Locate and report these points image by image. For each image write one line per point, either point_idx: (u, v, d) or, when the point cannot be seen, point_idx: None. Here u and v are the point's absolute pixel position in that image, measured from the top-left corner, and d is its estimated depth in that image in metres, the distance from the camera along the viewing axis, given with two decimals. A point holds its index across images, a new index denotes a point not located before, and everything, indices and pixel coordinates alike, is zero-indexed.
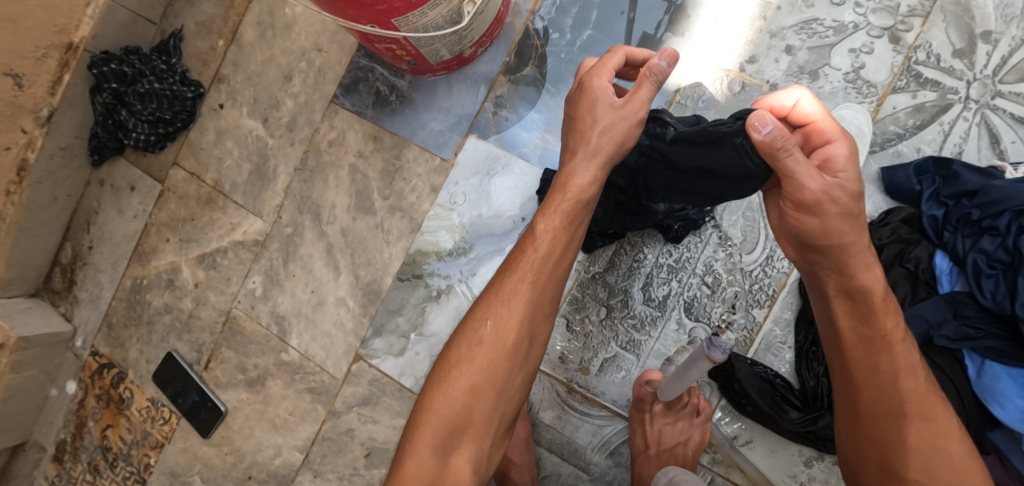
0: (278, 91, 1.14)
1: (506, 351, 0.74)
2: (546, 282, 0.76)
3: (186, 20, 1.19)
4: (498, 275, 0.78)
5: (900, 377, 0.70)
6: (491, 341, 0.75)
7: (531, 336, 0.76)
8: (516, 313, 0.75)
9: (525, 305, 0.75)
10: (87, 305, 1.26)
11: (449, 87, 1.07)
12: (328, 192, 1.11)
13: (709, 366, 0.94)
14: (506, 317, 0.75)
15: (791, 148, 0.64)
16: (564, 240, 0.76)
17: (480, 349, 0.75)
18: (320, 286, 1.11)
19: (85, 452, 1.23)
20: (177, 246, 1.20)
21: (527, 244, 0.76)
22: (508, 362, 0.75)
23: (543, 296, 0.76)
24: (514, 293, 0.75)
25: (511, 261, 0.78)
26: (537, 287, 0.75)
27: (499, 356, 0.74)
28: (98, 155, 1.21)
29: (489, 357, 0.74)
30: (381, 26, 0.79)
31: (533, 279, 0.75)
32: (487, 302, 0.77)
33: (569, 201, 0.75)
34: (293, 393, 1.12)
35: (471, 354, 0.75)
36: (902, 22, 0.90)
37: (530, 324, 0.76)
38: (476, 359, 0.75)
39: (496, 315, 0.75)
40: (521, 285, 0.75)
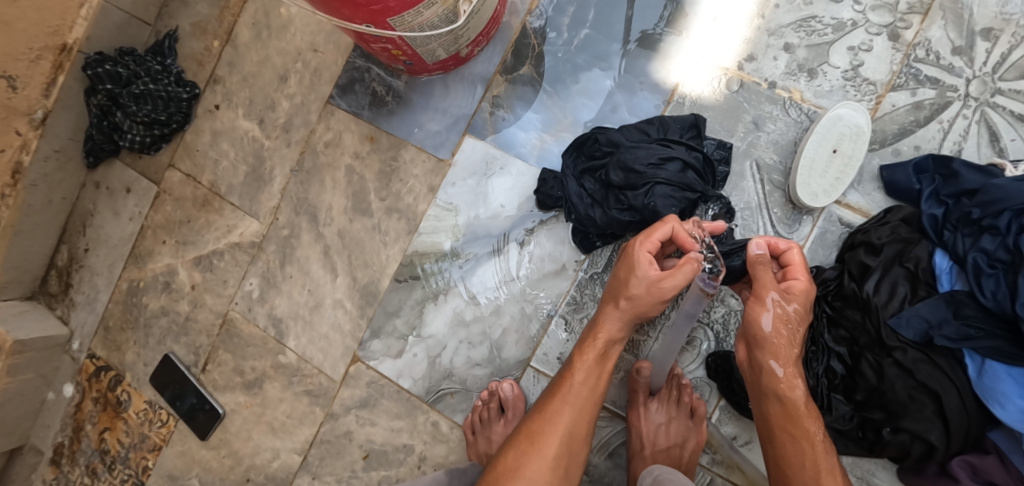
0: (274, 92, 1.14)
1: (552, 462, 0.81)
2: (587, 405, 0.85)
3: (181, 20, 1.19)
4: (544, 398, 0.87)
5: (794, 458, 0.77)
6: (537, 451, 0.82)
7: (571, 453, 0.83)
8: (560, 423, 0.83)
9: (569, 423, 0.83)
10: (84, 308, 1.25)
11: (445, 87, 1.06)
12: (325, 193, 1.10)
13: (708, 366, 0.93)
14: (552, 434, 0.82)
15: (762, 272, 0.80)
16: (600, 371, 0.86)
17: (529, 460, 0.81)
18: (318, 288, 1.11)
19: (82, 456, 1.23)
20: (174, 248, 1.19)
21: (573, 372, 0.86)
22: (554, 474, 0.81)
23: (584, 413, 0.84)
24: (558, 412, 0.83)
25: (552, 389, 0.87)
26: (581, 409, 0.84)
27: (545, 467, 0.81)
28: (93, 157, 1.20)
29: (538, 467, 0.81)
30: (376, 26, 0.78)
31: (578, 403, 0.84)
32: (535, 419, 0.85)
33: (603, 340, 0.86)
34: (291, 396, 1.11)
35: (520, 465, 0.81)
36: (901, 19, 0.89)
37: (572, 440, 0.83)
38: (527, 468, 0.81)
39: (544, 431, 0.83)
40: (565, 406, 0.84)
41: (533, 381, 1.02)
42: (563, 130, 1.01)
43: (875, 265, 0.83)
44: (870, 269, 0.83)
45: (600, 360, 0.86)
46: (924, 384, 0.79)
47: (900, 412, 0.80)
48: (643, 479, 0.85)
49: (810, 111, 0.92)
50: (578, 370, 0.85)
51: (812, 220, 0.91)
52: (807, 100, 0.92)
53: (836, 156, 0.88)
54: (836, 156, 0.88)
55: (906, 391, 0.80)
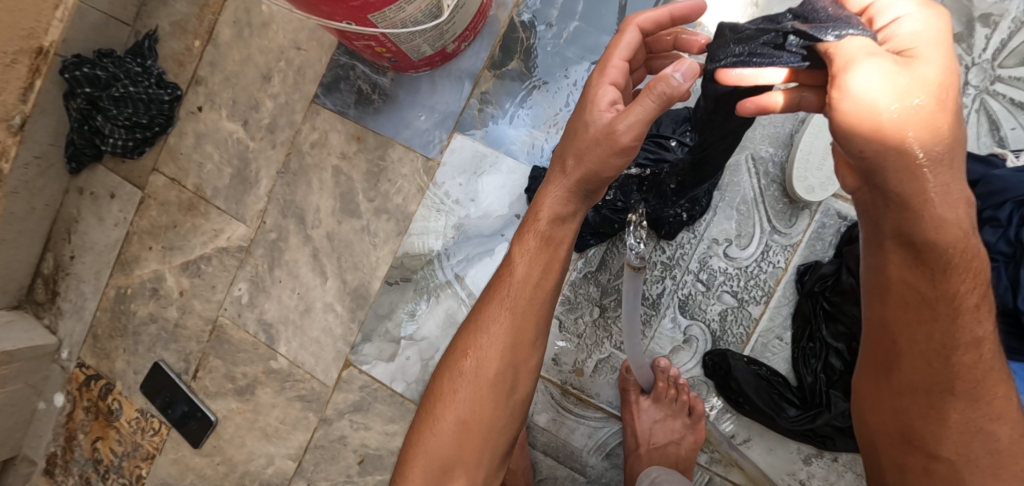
0: (258, 92, 1.11)
1: (492, 381, 0.69)
2: (519, 306, 0.69)
3: (160, 20, 1.16)
4: (472, 314, 0.72)
5: (932, 323, 0.58)
6: (474, 373, 0.69)
7: (514, 366, 0.70)
8: (480, 338, 0.70)
9: (509, 330, 0.69)
10: (71, 316, 1.23)
11: (432, 84, 1.04)
12: (312, 195, 1.08)
13: (705, 365, 0.92)
14: (489, 347, 0.69)
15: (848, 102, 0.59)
16: (544, 262, 0.69)
17: (463, 379, 0.70)
18: (307, 291, 1.09)
19: (76, 465, 1.21)
20: (160, 254, 1.17)
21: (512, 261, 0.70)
22: (495, 397, 0.69)
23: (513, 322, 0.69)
24: (495, 321, 0.69)
25: (491, 285, 0.72)
26: (521, 310, 0.69)
27: (482, 387, 0.69)
28: (75, 162, 1.17)
29: (473, 388, 0.69)
30: (357, 22, 0.76)
31: (517, 306, 0.69)
32: (466, 329, 0.72)
33: (545, 221, 0.69)
34: (284, 401, 1.10)
35: (449, 384, 0.71)
36: None
37: (517, 351, 0.70)
38: (455, 386, 0.70)
39: (478, 344, 0.70)
40: (507, 310, 0.69)
41: None
42: (554, 125, 0.99)
43: None
44: None
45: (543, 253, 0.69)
46: None
47: None
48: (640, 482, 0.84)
49: None
50: (518, 261, 0.69)
51: (810, 214, 0.89)
52: None
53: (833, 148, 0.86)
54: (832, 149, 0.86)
55: None
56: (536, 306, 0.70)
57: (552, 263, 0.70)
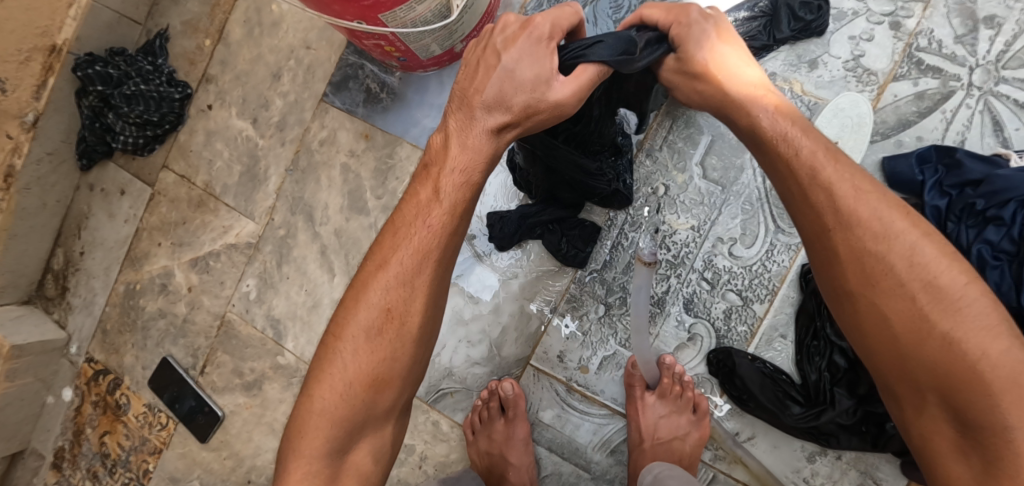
0: (267, 90, 1.12)
1: (405, 332, 0.67)
2: (427, 262, 0.67)
3: (171, 19, 1.17)
4: (367, 255, 0.70)
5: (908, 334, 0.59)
6: (385, 322, 0.67)
7: (426, 315, 0.68)
8: (381, 287, 0.67)
9: (421, 278, 0.67)
10: (81, 312, 1.24)
11: (440, 83, 1.05)
12: (321, 192, 1.09)
13: (710, 362, 0.92)
14: (398, 295, 0.67)
15: None
16: (457, 216, 0.67)
17: (372, 333, 0.67)
18: (315, 287, 1.10)
19: (83, 459, 1.23)
20: (170, 250, 1.18)
21: (419, 212, 0.67)
22: (406, 344, 0.67)
23: (428, 280, 0.67)
24: (403, 268, 0.67)
25: (392, 231, 0.69)
26: (429, 261, 0.67)
27: (390, 336, 0.67)
28: (87, 159, 1.19)
29: (381, 338, 0.67)
30: (368, 21, 0.77)
31: (427, 255, 0.67)
32: (366, 275, 0.69)
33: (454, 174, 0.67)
34: (291, 396, 1.11)
35: (352, 340, 0.67)
36: (902, 8, 0.88)
37: (425, 302, 0.67)
38: (358, 339, 0.67)
39: (388, 295, 0.67)
40: (422, 262, 0.67)
41: (533, 380, 0.99)
42: None
43: None
44: None
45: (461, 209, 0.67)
46: None
47: None
48: (642, 477, 0.85)
49: (812, 102, 0.90)
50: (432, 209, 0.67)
51: None
52: (809, 91, 0.90)
53: None
54: None
55: None
56: (443, 259, 0.67)
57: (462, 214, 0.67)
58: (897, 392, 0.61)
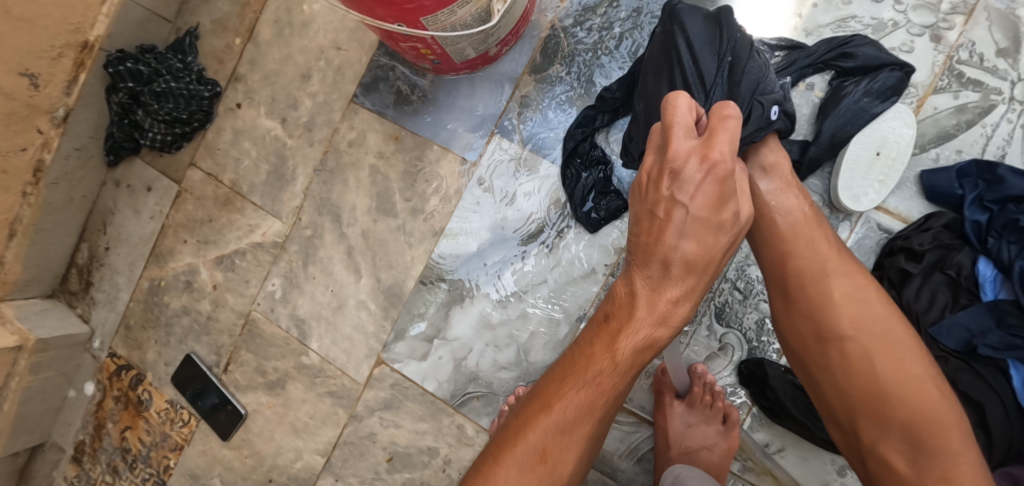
0: (297, 91, 1.12)
1: (547, 472, 0.69)
2: (588, 415, 0.70)
3: (202, 17, 1.17)
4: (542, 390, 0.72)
5: (869, 343, 0.72)
6: (535, 461, 0.69)
7: (575, 461, 0.71)
8: (562, 436, 0.70)
9: (579, 423, 0.70)
10: (104, 306, 1.25)
11: (471, 87, 1.05)
12: (348, 193, 1.09)
13: (740, 373, 0.92)
14: (551, 436, 0.69)
15: None
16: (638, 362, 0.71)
17: (513, 467, 0.68)
18: (341, 288, 1.10)
19: (104, 454, 1.23)
20: (195, 247, 1.19)
21: (593, 357, 0.70)
22: (546, 484, 0.69)
23: (585, 432, 0.71)
24: (568, 416, 0.70)
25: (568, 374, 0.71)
26: (592, 411, 0.70)
27: (536, 478, 0.68)
28: (114, 155, 1.20)
29: (524, 478, 0.68)
30: (408, 24, 0.77)
31: (592, 406, 0.70)
32: (543, 410, 0.70)
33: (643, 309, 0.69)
34: (314, 396, 1.11)
35: (507, 475, 0.68)
36: (944, 20, 0.87)
37: (574, 447, 0.70)
38: (506, 471, 0.68)
39: (541, 430, 0.70)
40: (588, 411, 0.70)
41: None
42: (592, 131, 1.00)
43: (916, 272, 0.83)
44: (910, 275, 0.83)
45: (631, 360, 0.70)
46: (965, 394, 0.79)
47: None
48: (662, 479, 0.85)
49: None
50: (614, 354, 0.69)
51: (850, 225, 0.89)
52: None
53: (879, 159, 0.85)
54: (879, 159, 0.85)
55: None
56: (607, 405, 0.71)
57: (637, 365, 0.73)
58: (850, 394, 0.73)
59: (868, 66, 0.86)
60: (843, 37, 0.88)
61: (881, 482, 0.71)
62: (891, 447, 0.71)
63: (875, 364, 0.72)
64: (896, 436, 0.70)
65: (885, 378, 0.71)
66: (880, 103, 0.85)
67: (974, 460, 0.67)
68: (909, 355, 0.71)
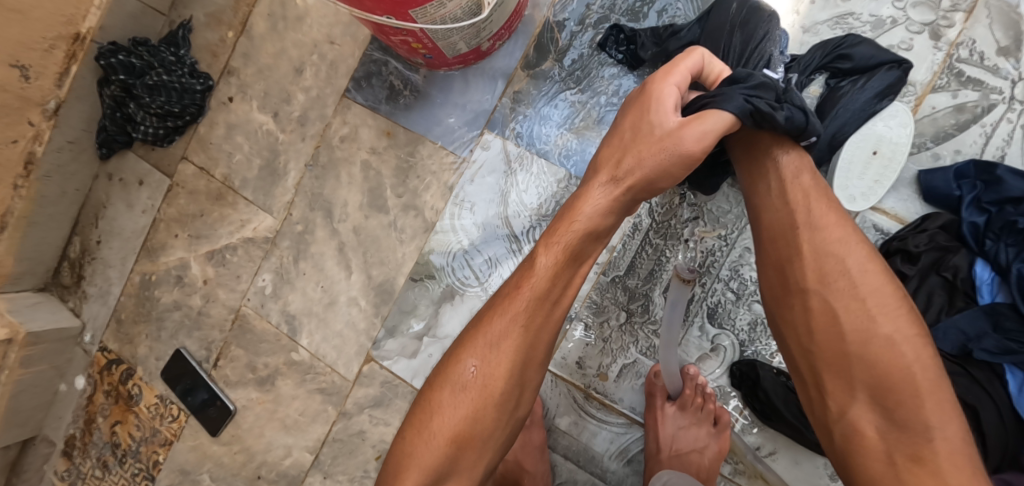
0: (290, 85, 1.11)
1: (482, 389, 0.73)
2: (518, 330, 0.75)
3: (195, 10, 1.16)
4: (474, 321, 0.78)
5: (858, 301, 0.70)
6: (473, 384, 0.74)
7: (519, 381, 0.75)
8: (491, 355, 0.74)
9: (513, 341, 0.74)
10: (96, 300, 1.24)
11: (465, 82, 1.04)
12: (340, 189, 1.08)
13: (732, 375, 0.91)
14: (481, 359, 0.74)
15: None
16: (567, 276, 0.76)
17: (450, 393, 0.74)
18: (332, 285, 1.09)
19: (94, 448, 1.22)
20: (187, 242, 1.18)
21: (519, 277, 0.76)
22: (485, 399, 0.73)
23: (516, 343, 0.74)
24: (498, 332, 0.74)
25: (500, 296, 0.77)
26: (521, 326, 0.75)
27: (472, 399, 0.73)
28: (107, 148, 1.19)
29: (463, 399, 0.73)
30: (397, 17, 0.76)
31: (520, 318, 0.74)
32: (473, 336, 0.76)
33: (570, 234, 0.75)
34: (304, 393, 1.10)
35: (442, 403, 0.74)
36: (943, 18, 0.86)
37: (509, 359, 0.74)
38: (447, 396, 0.74)
39: (468, 354, 0.75)
40: (516, 329, 0.74)
41: (550, 385, 0.97)
42: (587, 128, 0.99)
43: (911, 274, 0.82)
44: (906, 278, 0.82)
45: (555, 269, 0.75)
46: (960, 398, 0.77)
47: None
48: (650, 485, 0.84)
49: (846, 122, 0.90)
50: (539, 263, 0.75)
51: None
52: None
53: (875, 158, 0.84)
54: (875, 158, 0.84)
55: None
56: (538, 319, 0.75)
57: (569, 281, 0.77)
58: (825, 353, 0.71)
59: (866, 66, 0.84)
60: (836, 39, 0.86)
61: (849, 449, 0.68)
62: (861, 414, 0.68)
63: (862, 320, 0.69)
64: (865, 400, 0.68)
65: (872, 338, 0.68)
66: (880, 102, 0.84)
67: (954, 437, 0.64)
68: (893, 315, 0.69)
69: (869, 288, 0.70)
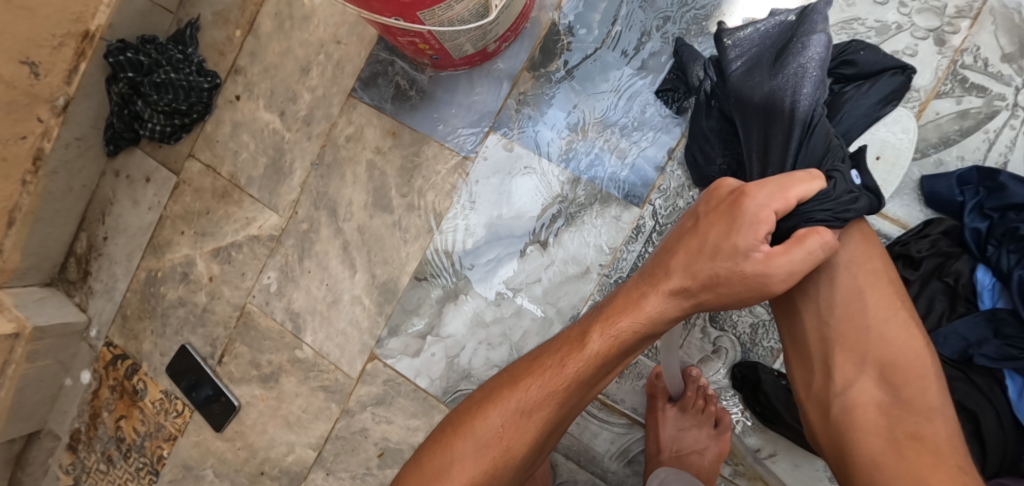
0: (296, 84, 1.12)
1: (501, 451, 0.72)
2: (553, 400, 0.72)
3: (203, 9, 1.17)
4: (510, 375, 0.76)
5: (857, 287, 0.73)
6: (494, 442, 0.72)
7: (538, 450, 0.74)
8: (519, 417, 0.72)
9: (545, 413, 0.72)
10: (102, 296, 1.25)
11: (470, 82, 1.04)
12: (345, 188, 1.09)
13: (733, 376, 0.91)
14: (509, 420, 0.73)
15: None
16: (615, 361, 0.73)
17: (469, 445, 0.73)
18: (336, 283, 1.10)
19: (99, 442, 1.23)
20: (192, 239, 1.19)
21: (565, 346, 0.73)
22: (502, 461, 0.72)
23: (548, 416, 0.72)
24: (534, 400, 0.72)
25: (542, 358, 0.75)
26: (557, 401, 0.72)
27: (489, 456, 0.72)
28: (114, 145, 1.20)
29: (480, 456, 0.72)
30: (405, 19, 0.76)
31: (557, 391, 0.72)
32: (505, 393, 0.74)
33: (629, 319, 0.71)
34: (307, 391, 1.11)
35: (461, 449, 0.73)
36: (948, 24, 0.86)
37: (535, 428, 0.72)
38: (466, 449, 0.73)
39: (497, 409, 0.73)
40: (552, 402, 0.72)
41: None
42: (592, 129, 0.99)
43: (913, 279, 0.83)
44: (908, 282, 0.83)
45: (605, 355, 0.71)
46: (960, 403, 0.78)
47: None
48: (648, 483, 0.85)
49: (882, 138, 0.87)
50: (593, 340, 0.71)
51: None
52: None
53: (878, 163, 0.86)
54: (878, 163, 0.86)
55: None
56: (574, 393, 0.73)
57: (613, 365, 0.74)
58: (827, 332, 0.74)
59: (869, 72, 0.84)
60: (838, 46, 0.86)
61: (848, 427, 0.71)
62: (862, 391, 0.71)
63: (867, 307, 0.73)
64: (871, 378, 0.71)
65: (872, 326, 0.72)
66: (883, 108, 0.83)
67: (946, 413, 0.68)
68: (899, 308, 0.72)
69: (865, 271, 0.74)
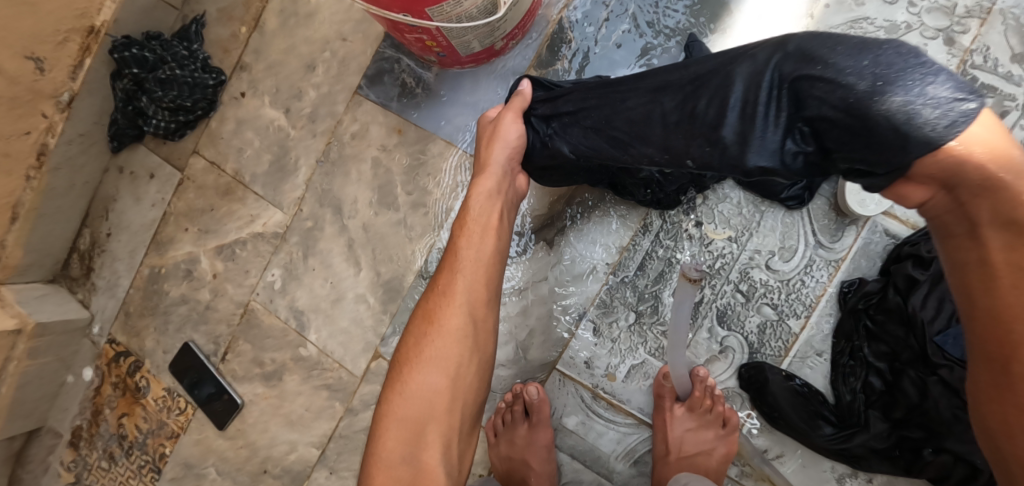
0: (301, 81, 1.12)
1: (438, 381, 0.75)
2: (454, 311, 0.78)
3: (208, 5, 1.17)
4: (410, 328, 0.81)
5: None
6: (424, 383, 0.76)
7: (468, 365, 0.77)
8: (434, 346, 0.77)
9: (453, 328, 0.77)
10: (104, 293, 1.24)
11: (475, 81, 1.04)
12: (350, 186, 1.09)
13: (741, 377, 0.91)
14: (427, 352, 0.77)
15: None
16: (487, 245, 0.81)
17: (403, 395, 0.76)
18: (340, 281, 1.09)
19: (100, 440, 1.23)
20: (196, 236, 1.18)
21: (444, 269, 0.81)
22: (440, 390, 0.75)
23: (459, 327, 0.77)
24: (437, 323, 0.77)
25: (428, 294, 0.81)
26: (455, 310, 0.78)
27: (429, 393, 0.75)
28: (118, 141, 1.19)
29: (415, 398, 0.75)
30: (413, 15, 0.76)
31: (450, 301, 0.78)
32: (413, 341, 0.79)
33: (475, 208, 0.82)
34: (310, 389, 1.10)
35: (399, 405, 0.76)
36: (958, 24, 0.86)
37: (453, 347, 0.77)
38: (404, 402, 0.75)
39: (415, 352, 0.77)
40: (452, 312, 0.78)
41: (558, 385, 0.97)
42: None
43: (923, 279, 0.81)
44: (917, 283, 0.81)
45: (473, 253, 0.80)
46: None
47: (943, 432, 0.79)
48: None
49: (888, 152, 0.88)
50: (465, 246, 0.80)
51: (856, 230, 0.89)
52: None
53: None
54: None
55: (950, 412, 0.78)
56: (470, 296, 0.79)
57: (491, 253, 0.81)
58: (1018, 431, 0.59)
59: None
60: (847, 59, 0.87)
61: None
62: None
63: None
64: None
65: None
66: None
67: None
68: None
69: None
